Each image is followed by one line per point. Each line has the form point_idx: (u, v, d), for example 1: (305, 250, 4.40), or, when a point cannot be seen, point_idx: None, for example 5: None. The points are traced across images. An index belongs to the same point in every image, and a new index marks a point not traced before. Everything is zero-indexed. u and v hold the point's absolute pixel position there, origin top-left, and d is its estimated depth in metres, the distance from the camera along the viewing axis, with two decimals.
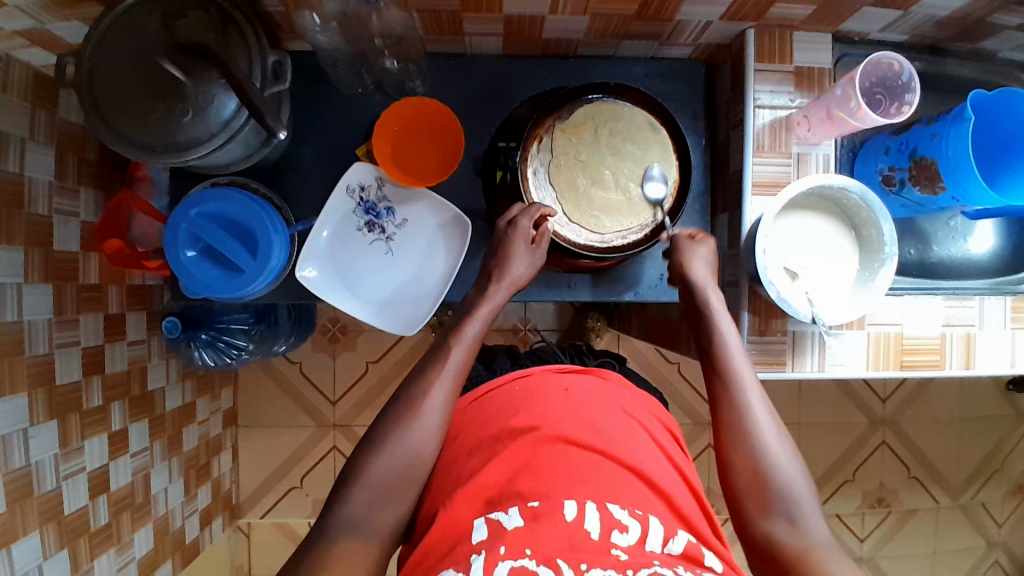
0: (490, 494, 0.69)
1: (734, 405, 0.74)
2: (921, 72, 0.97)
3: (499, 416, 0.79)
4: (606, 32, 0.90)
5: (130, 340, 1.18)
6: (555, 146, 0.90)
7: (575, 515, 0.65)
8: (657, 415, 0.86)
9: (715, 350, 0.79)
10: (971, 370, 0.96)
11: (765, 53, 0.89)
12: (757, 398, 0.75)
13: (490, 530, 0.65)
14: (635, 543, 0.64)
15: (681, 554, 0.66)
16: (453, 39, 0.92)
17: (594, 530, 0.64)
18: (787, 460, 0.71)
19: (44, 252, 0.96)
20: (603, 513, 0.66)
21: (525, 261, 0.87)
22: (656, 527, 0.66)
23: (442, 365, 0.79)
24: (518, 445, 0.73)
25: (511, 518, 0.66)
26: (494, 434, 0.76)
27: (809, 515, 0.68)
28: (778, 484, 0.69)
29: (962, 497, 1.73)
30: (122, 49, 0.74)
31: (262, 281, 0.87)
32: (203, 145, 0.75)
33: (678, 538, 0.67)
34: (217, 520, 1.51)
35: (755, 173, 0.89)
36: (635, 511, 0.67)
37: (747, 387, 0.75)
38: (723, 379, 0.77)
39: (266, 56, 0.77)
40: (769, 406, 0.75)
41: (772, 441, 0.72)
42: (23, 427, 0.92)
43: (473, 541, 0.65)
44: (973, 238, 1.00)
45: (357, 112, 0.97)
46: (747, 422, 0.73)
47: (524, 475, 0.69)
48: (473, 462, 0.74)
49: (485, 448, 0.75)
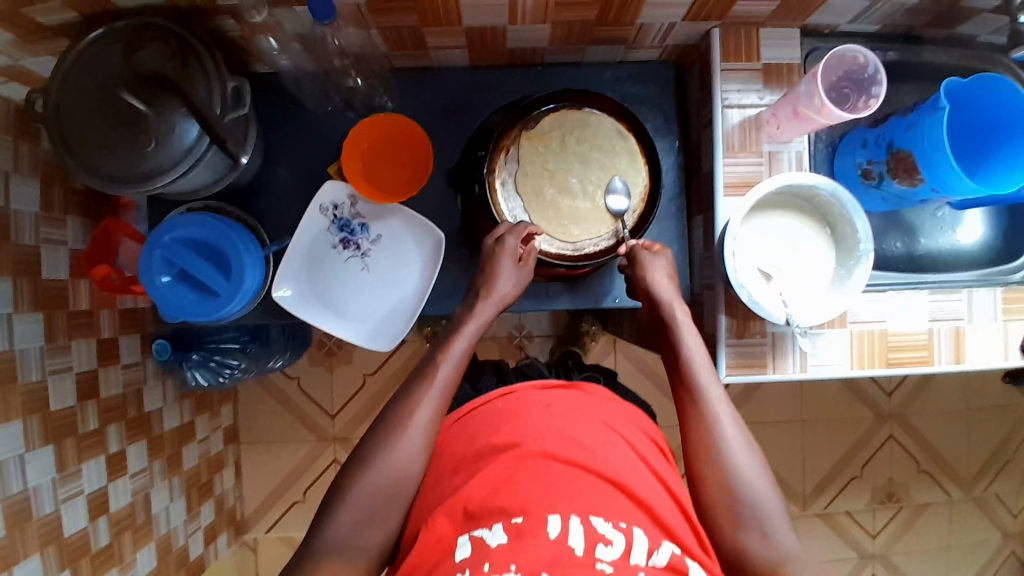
0: (473, 509, 0.68)
1: (703, 420, 0.77)
2: (896, 62, 0.95)
3: (480, 433, 0.78)
4: (569, 39, 0.90)
5: (124, 363, 1.20)
6: (521, 156, 0.90)
7: (559, 532, 0.64)
8: (641, 425, 0.84)
9: (682, 364, 0.81)
10: (961, 366, 0.93)
11: (732, 52, 0.88)
12: (725, 412, 0.77)
13: (473, 546, 0.65)
14: (619, 557, 0.63)
15: (666, 566, 0.65)
16: (418, 53, 0.92)
17: (578, 545, 0.63)
18: (755, 472, 0.73)
19: (32, 282, 0.98)
20: (587, 527, 0.65)
21: (510, 276, 0.85)
22: (640, 539, 0.65)
23: (414, 382, 0.79)
24: (499, 461, 0.72)
25: (494, 535, 0.65)
26: (476, 451, 0.75)
27: (778, 528, 0.70)
28: (748, 503, 0.71)
29: (975, 489, 1.69)
30: (87, 84, 0.76)
31: (238, 303, 0.88)
32: (168, 173, 0.76)
33: (662, 550, 0.65)
34: (222, 537, 1.53)
35: (727, 173, 0.88)
36: (618, 524, 0.66)
37: (716, 404, 0.77)
38: (692, 394, 0.79)
39: (226, 81, 0.78)
40: (735, 418, 0.77)
41: (741, 458, 0.74)
42: (20, 454, 0.94)
43: (456, 560, 0.65)
44: (961, 228, 0.99)
45: (328, 132, 0.98)
46: (715, 436, 0.75)
47: (505, 491, 0.68)
48: (456, 481, 0.73)
49: (467, 466, 0.74)
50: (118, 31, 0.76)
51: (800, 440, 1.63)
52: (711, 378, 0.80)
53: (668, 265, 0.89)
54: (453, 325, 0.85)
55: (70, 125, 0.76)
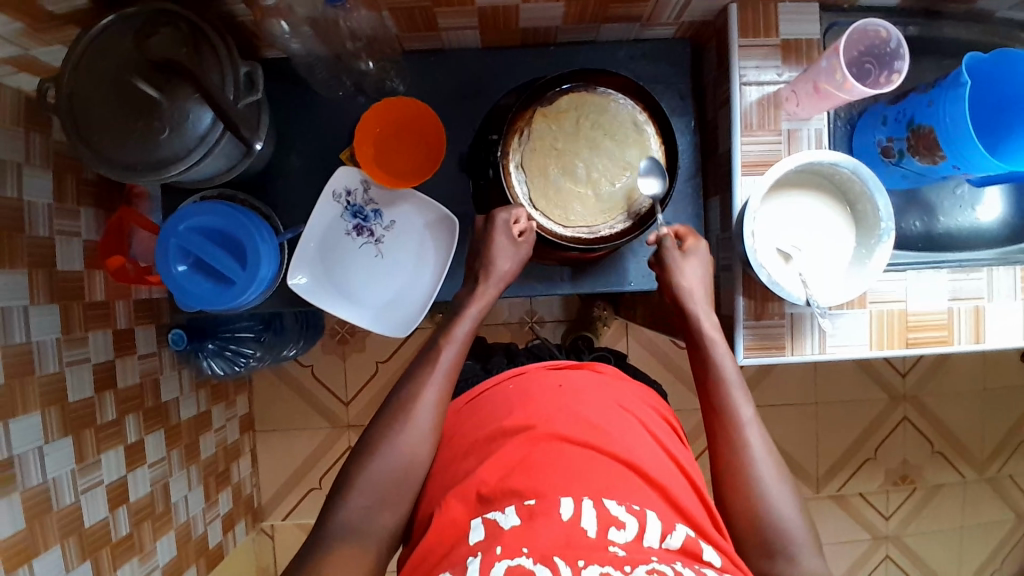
0: (486, 492, 0.68)
1: (735, 444, 0.76)
2: (915, 36, 0.93)
3: (493, 415, 0.78)
4: (583, 17, 0.88)
5: (141, 354, 1.21)
6: (534, 136, 0.89)
7: (571, 514, 0.64)
8: (652, 405, 0.85)
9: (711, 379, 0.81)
10: (980, 345, 0.92)
11: (749, 27, 0.86)
12: (756, 435, 0.77)
13: (486, 530, 0.65)
14: (632, 539, 0.63)
15: (680, 549, 0.65)
16: (429, 35, 0.91)
17: (591, 527, 0.63)
18: (785, 500, 0.73)
19: (48, 273, 0.98)
20: (600, 509, 0.65)
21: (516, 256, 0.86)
22: (654, 522, 0.66)
23: (433, 366, 0.79)
24: (512, 444, 0.72)
25: (507, 517, 0.65)
26: (486, 434, 0.76)
27: (806, 553, 0.70)
28: (773, 524, 0.71)
29: (988, 471, 1.68)
30: (99, 72, 0.75)
31: (254, 290, 0.88)
32: (182, 161, 0.76)
33: (676, 532, 0.66)
34: (240, 524, 1.55)
35: (744, 153, 0.87)
36: (632, 507, 0.66)
37: (745, 423, 0.77)
38: (720, 410, 0.79)
39: (238, 67, 0.77)
40: (766, 441, 0.77)
41: (768, 473, 0.74)
42: (39, 445, 0.95)
43: (470, 543, 0.65)
44: (981, 206, 0.97)
45: (339, 117, 0.97)
46: (747, 459, 0.75)
47: (517, 474, 0.69)
48: (468, 464, 0.74)
49: (480, 448, 0.75)
50: (130, 18, 0.76)
51: (813, 422, 1.63)
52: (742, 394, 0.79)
53: (702, 264, 0.88)
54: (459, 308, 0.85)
55: (84, 114, 0.75)
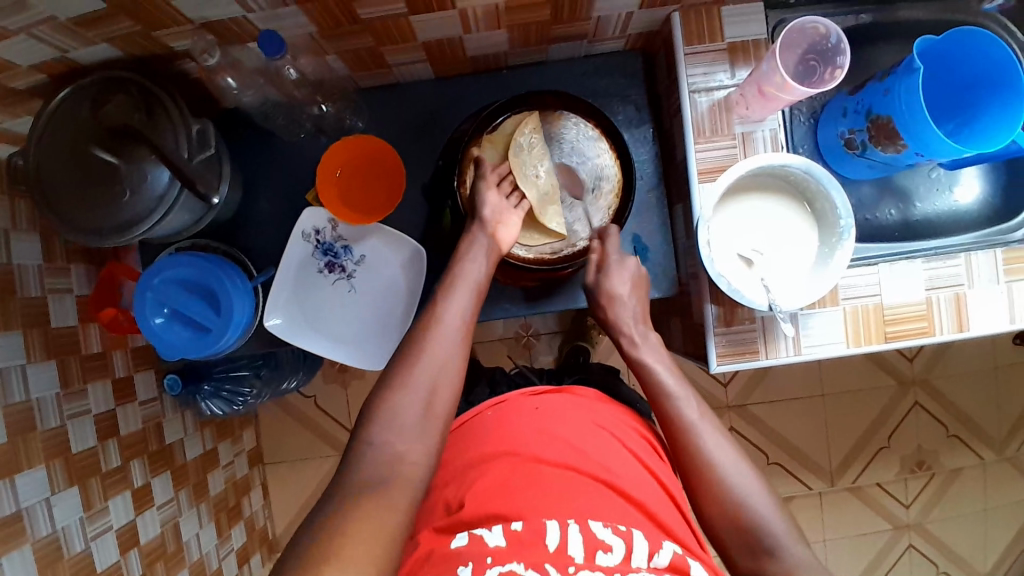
0: (468, 517, 0.67)
1: (694, 454, 0.74)
2: (870, 24, 0.91)
3: (473, 443, 0.78)
4: (529, 39, 0.89)
5: (141, 400, 1.24)
6: (486, 162, 0.90)
7: (558, 542, 0.64)
8: (631, 423, 0.84)
9: (685, 441, 0.75)
10: (964, 333, 0.90)
11: (694, 34, 0.86)
12: (712, 439, 0.75)
13: (471, 538, 0.65)
14: (620, 562, 0.63)
15: (667, 566, 0.66)
16: (381, 71, 0.92)
17: (579, 554, 0.63)
18: (758, 497, 0.71)
19: (42, 332, 1.02)
20: (585, 534, 0.65)
21: (491, 194, 0.84)
22: (640, 542, 0.66)
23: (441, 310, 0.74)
24: (492, 470, 0.73)
25: (493, 535, 0.65)
26: (467, 462, 0.76)
27: (786, 543, 0.68)
28: (750, 521, 0.69)
29: (1008, 450, 1.63)
30: (60, 143, 0.78)
31: (231, 335, 0.91)
32: (145, 221, 0.79)
33: (663, 551, 0.67)
34: (256, 557, 1.57)
35: (699, 160, 0.87)
36: (618, 528, 0.66)
37: (699, 431, 0.75)
38: (702, 473, 0.73)
39: (190, 125, 0.80)
40: (726, 443, 0.75)
41: (770, 521, 0.69)
42: (45, 497, 0.98)
43: (453, 548, 0.66)
44: (958, 187, 0.96)
45: (304, 158, 0.99)
46: (709, 467, 0.73)
47: (501, 497, 0.69)
48: (450, 491, 0.74)
49: (460, 475, 0.75)
50: (84, 87, 0.78)
51: (821, 414, 1.60)
52: (723, 448, 0.74)
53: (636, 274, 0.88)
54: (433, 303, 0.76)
55: (49, 183, 0.78)
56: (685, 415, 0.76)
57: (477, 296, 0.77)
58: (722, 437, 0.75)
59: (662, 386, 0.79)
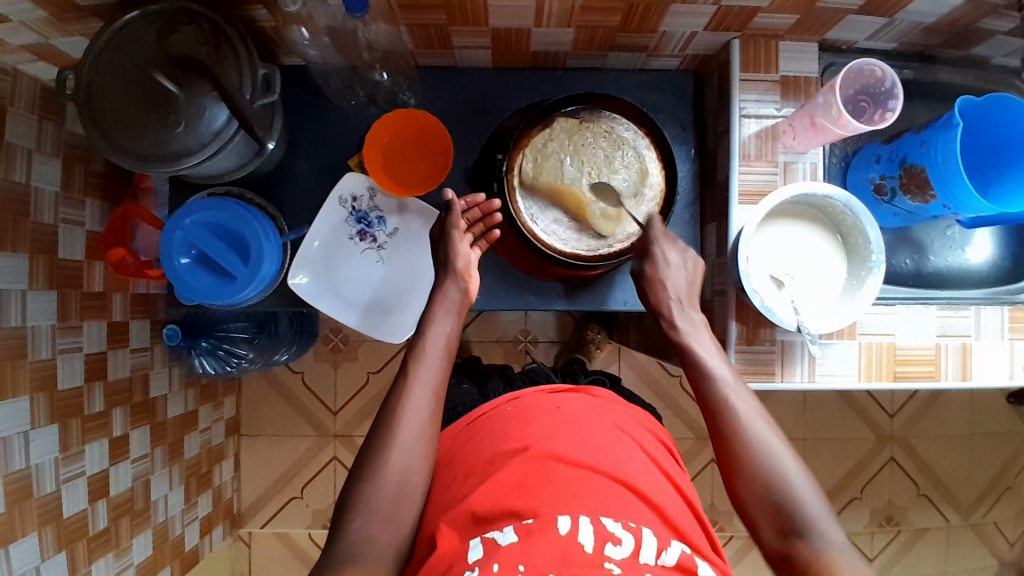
0: (483, 512, 0.65)
1: (730, 431, 0.75)
2: (910, 80, 0.97)
3: (492, 437, 0.75)
4: (592, 44, 0.92)
5: (133, 348, 1.17)
6: (536, 152, 0.91)
7: (569, 528, 0.62)
8: (649, 428, 0.84)
9: (728, 421, 0.76)
10: (967, 382, 0.94)
11: (750, 63, 0.90)
12: (752, 419, 0.75)
13: (485, 547, 0.62)
14: (629, 556, 0.60)
15: (676, 566, 0.62)
16: (443, 52, 0.94)
17: (588, 543, 0.61)
18: (794, 476, 0.71)
19: (49, 261, 0.95)
20: (596, 525, 0.62)
21: (462, 245, 0.87)
22: (650, 538, 0.63)
23: (411, 381, 0.76)
24: (511, 466, 0.69)
25: (505, 535, 0.63)
26: (487, 457, 0.73)
27: (820, 523, 0.68)
28: (783, 498, 0.70)
29: (973, 516, 1.68)
30: (120, 64, 0.78)
31: (254, 288, 0.89)
32: (194, 155, 0.78)
33: (672, 549, 0.63)
34: (217, 529, 1.51)
35: (742, 181, 0.90)
36: (628, 523, 0.63)
37: (740, 409, 0.76)
38: (735, 449, 0.74)
39: (256, 69, 0.80)
40: (765, 424, 0.75)
41: (806, 506, 0.69)
42: (25, 430, 0.91)
43: (468, 560, 0.62)
44: (971, 247, 1.00)
45: (352, 125, 1.00)
46: (746, 444, 0.73)
47: (515, 493, 0.66)
48: (466, 487, 0.71)
49: (478, 472, 0.72)
50: (153, 14, 0.79)
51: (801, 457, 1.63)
52: (767, 432, 0.74)
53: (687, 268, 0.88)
54: (404, 380, 0.77)
55: (103, 102, 0.78)
56: (727, 396, 0.77)
57: (447, 362, 0.79)
58: (768, 423, 0.75)
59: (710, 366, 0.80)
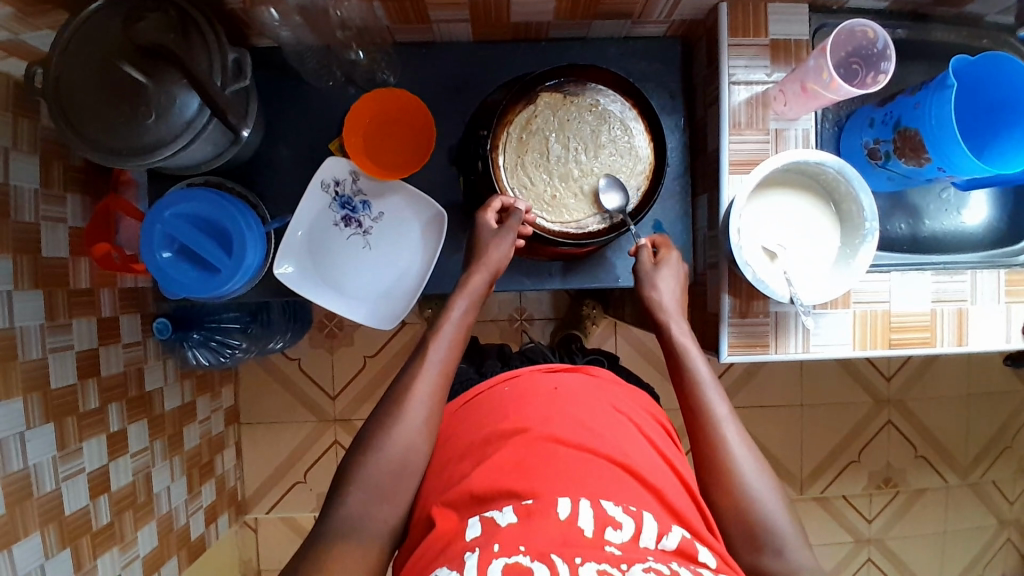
0: (482, 492, 0.63)
1: (710, 440, 0.74)
2: (903, 39, 0.94)
3: (489, 418, 0.73)
4: (575, 13, 0.89)
5: (125, 343, 1.16)
6: (521, 129, 0.89)
7: (569, 512, 0.59)
8: (645, 408, 0.81)
9: (708, 429, 0.75)
10: (962, 347, 0.93)
11: (739, 27, 0.87)
12: (732, 430, 0.75)
13: (484, 526, 0.60)
14: (628, 540, 0.59)
15: (675, 550, 0.60)
16: (421, 27, 0.91)
17: (588, 527, 0.59)
18: (768, 492, 0.71)
19: (33, 260, 0.93)
20: (596, 509, 0.60)
21: (506, 245, 0.84)
22: (650, 522, 0.61)
23: (422, 363, 0.76)
24: (508, 447, 0.67)
25: (505, 514, 0.60)
26: (484, 437, 0.70)
27: (790, 543, 0.68)
28: (758, 513, 0.69)
29: (971, 476, 1.70)
30: (85, 56, 0.75)
31: (239, 280, 0.88)
32: (168, 146, 0.76)
33: (673, 533, 0.61)
34: (223, 517, 1.53)
35: (732, 151, 0.88)
36: (629, 507, 0.61)
37: (721, 420, 0.75)
38: (715, 457, 0.73)
39: (226, 53, 0.77)
40: (744, 436, 0.75)
41: (778, 524, 0.69)
42: (20, 431, 0.91)
43: (467, 539, 0.60)
44: (966, 210, 0.98)
45: (331, 108, 0.97)
46: (725, 456, 0.73)
47: (513, 473, 0.64)
48: (464, 467, 0.69)
49: (475, 452, 0.70)
50: (117, 2, 0.76)
51: (800, 424, 1.64)
52: (743, 442, 0.74)
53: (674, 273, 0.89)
54: (418, 360, 0.77)
55: (70, 96, 0.75)
56: (710, 403, 0.76)
57: (460, 347, 0.79)
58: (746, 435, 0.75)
59: (691, 370, 0.79)
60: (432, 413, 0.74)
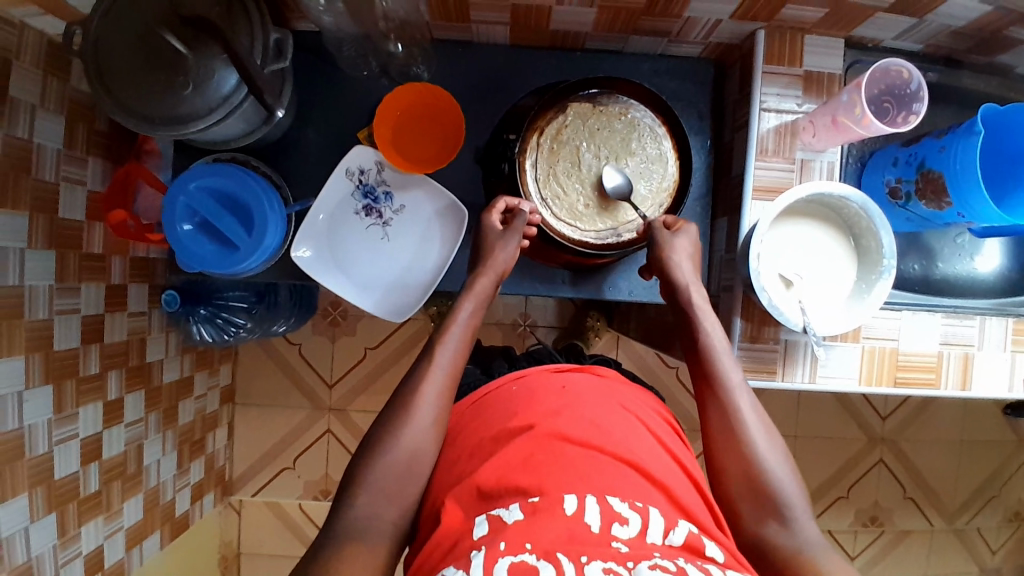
0: (488, 489, 0.64)
1: (722, 407, 0.75)
2: (934, 82, 0.95)
3: (497, 417, 0.73)
4: (614, 26, 0.90)
5: (131, 311, 1.15)
6: (551, 135, 0.90)
7: (575, 508, 0.60)
8: (653, 408, 0.81)
9: (720, 397, 0.75)
10: (966, 392, 0.93)
11: (775, 55, 0.88)
12: (744, 398, 0.75)
13: (490, 525, 0.60)
14: (635, 536, 0.59)
15: (682, 546, 0.60)
16: (460, 25, 0.92)
17: (595, 523, 0.59)
18: (778, 461, 0.72)
19: (49, 219, 0.93)
20: (603, 506, 0.60)
21: (511, 247, 0.85)
22: (657, 518, 0.61)
23: (431, 364, 0.76)
24: (516, 443, 0.67)
25: (511, 513, 0.60)
26: (492, 436, 0.70)
27: (799, 514, 0.69)
28: (768, 481, 0.70)
29: (957, 522, 1.70)
30: (127, 22, 0.76)
31: (255, 259, 0.88)
32: (202, 119, 0.76)
33: (679, 528, 0.61)
34: (208, 496, 1.52)
35: (756, 177, 0.89)
36: (635, 503, 0.61)
37: (734, 387, 0.76)
38: (727, 423, 0.74)
39: (268, 33, 0.78)
40: (755, 405, 0.75)
41: (787, 490, 0.70)
42: (19, 390, 0.90)
43: (473, 538, 0.60)
44: (979, 256, 0.99)
45: (363, 97, 0.98)
46: (736, 422, 0.74)
47: (520, 469, 0.64)
48: (472, 465, 0.69)
49: (484, 450, 0.69)
50: None
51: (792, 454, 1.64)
52: (760, 427, 0.74)
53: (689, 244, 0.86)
54: (427, 359, 0.77)
55: (108, 60, 0.76)
56: (723, 368, 0.77)
57: (467, 348, 0.79)
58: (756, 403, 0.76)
59: (705, 335, 0.79)
60: (439, 408, 0.74)
